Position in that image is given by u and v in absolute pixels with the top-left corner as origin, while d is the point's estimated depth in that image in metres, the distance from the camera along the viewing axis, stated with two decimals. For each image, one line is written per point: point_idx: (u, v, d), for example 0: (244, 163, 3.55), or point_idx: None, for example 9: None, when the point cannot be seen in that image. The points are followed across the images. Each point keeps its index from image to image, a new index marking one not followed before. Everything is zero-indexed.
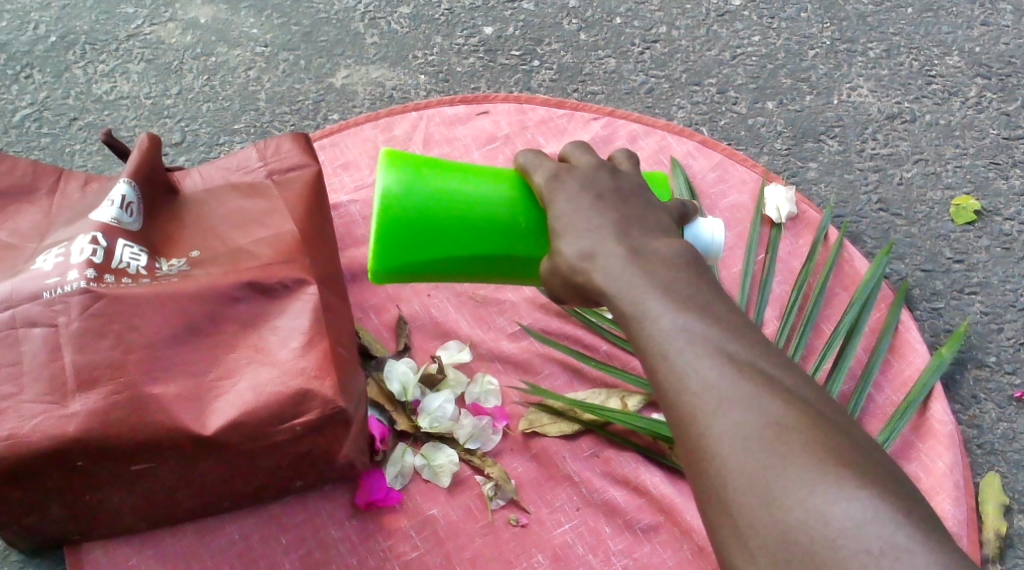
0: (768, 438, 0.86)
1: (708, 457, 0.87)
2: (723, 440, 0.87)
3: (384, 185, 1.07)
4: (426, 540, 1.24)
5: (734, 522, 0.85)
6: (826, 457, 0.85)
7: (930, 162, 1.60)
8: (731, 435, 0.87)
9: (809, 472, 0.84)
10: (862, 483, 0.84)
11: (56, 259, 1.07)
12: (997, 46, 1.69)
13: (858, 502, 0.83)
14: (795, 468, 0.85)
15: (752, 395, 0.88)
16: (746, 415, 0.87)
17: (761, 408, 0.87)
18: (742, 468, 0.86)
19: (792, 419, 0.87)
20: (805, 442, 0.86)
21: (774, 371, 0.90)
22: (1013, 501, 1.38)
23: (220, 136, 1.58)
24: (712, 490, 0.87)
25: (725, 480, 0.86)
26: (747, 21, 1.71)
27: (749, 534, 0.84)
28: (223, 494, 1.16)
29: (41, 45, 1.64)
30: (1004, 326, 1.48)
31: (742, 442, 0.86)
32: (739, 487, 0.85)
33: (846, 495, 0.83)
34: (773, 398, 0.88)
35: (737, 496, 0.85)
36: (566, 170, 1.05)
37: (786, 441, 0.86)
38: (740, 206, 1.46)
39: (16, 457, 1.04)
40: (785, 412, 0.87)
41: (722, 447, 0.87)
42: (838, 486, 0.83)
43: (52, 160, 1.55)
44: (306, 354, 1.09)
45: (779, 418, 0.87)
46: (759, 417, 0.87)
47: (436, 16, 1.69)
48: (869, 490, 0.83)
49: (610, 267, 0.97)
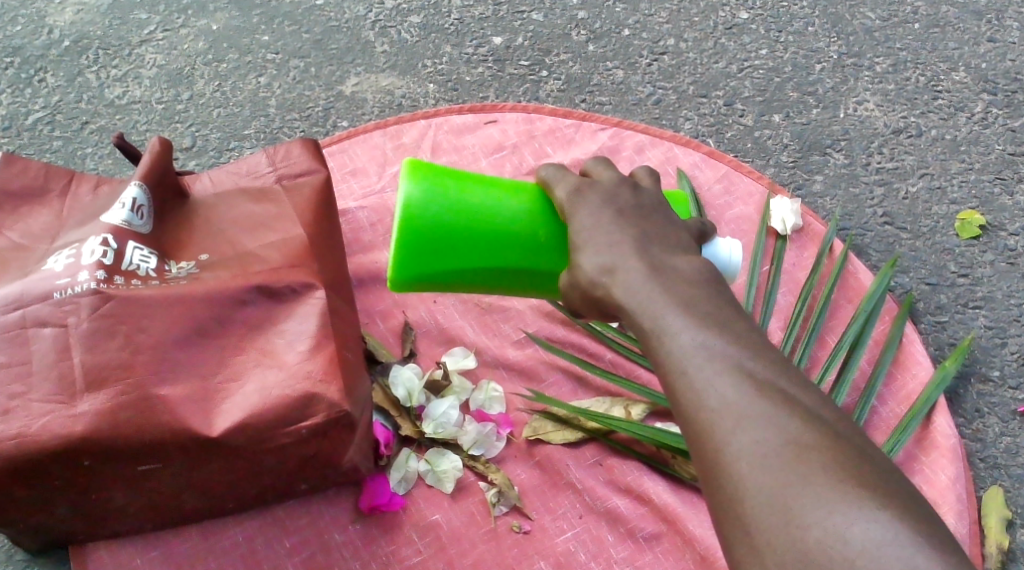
0: (787, 456, 0.87)
1: (725, 474, 0.88)
2: (741, 458, 0.87)
3: (405, 194, 1.08)
4: (429, 545, 1.25)
5: (751, 539, 0.86)
6: (845, 477, 0.85)
7: (937, 176, 1.61)
8: (749, 452, 0.87)
9: (827, 492, 0.85)
10: (883, 503, 0.84)
11: (67, 260, 1.09)
12: (1004, 62, 1.70)
13: (877, 523, 0.83)
14: (814, 487, 0.85)
15: (771, 413, 0.88)
16: (765, 432, 0.88)
17: (780, 426, 0.88)
18: (762, 487, 0.86)
19: (811, 438, 0.87)
20: (823, 462, 0.86)
21: (794, 390, 0.90)
22: (1015, 515, 1.38)
23: (230, 141, 1.59)
24: (729, 507, 0.87)
25: (743, 497, 0.87)
26: (754, 35, 1.72)
27: (765, 551, 0.85)
28: (227, 496, 1.17)
29: (54, 50, 1.65)
30: (1008, 340, 1.49)
31: (761, 460, 0.87)
32: (757, 504, 0.86)
33: (865, 515, 0.83)
34: (792, 417, 0.88)
35: (754, 512, 0.86)
36: (587, 184, 1.06)
37: (804, 460, 0.86)
38: (746, 217, 1.46)
39: (24, 456, 1.05)
40: (804, 431, 0.88)
41: (740, 465, 0.87)
42: (857, 506, 0.84)
43: (64, 163, 1.56)
44: (313, 357, 1.10)
45: (798, 436, 0.87)
46: (777, 435, 0.87)
47: (446, 26, 1.70)
48: (889, 509, 0.84)
49: (630, 282, 0.97)
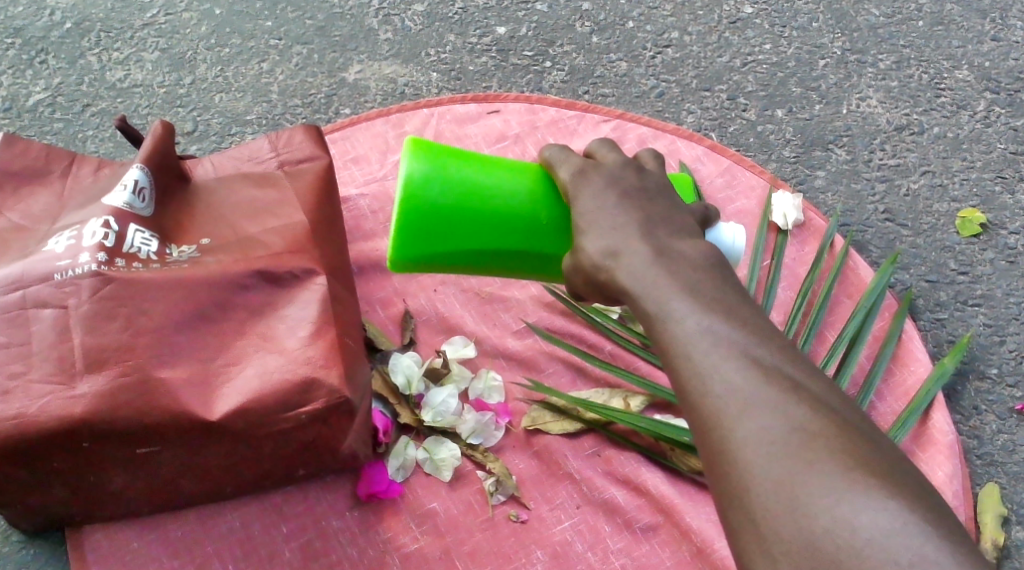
0: (794, 443, 0.87)
1: (731, 460, 0.88)
2: (747, 445, 0.87)
3: (407, 171, 1.08)
4: (426, 533, 1.25)
5: (757, 526, 0.86)
6: (853, 465, 0.85)
7: (938, 173, 1.61)
8: (755, 439, 0.87)
9: (835, 480, 0.85)
10: (891, 493, 0.84)
11: (68, 241, 1.08)
12: (1007, 61, 1.70)
13: (885, 512, 0.83)
14: (822, 475, 0.85)
15: (777, 400, 0.88)
16: (770, 419, 0.88)
17: (786, 413, 0.88)
18: (768, 474, 0.86)
19: (818, 425, 0.87)
20: (831, 450, 0.86)
21: (800, 377, 0.90)
22: (1011, 512, 1.38)
23: (232, 126, 1.59)
24: (735, 495, 0.87)
25: (748, 484, 0.87)
26: (758, 29, 1.72)
27: (771, 539, 0.85)
28: (225, 481, 1.17)
29: (56, 31, 1.64)
30: (1006, 338, 1.49)
31: (767, 447, 0.87)
32: (763, 492, 0.86)
33: (873, 505, 0.83)
34: (799, 404, 0.88)
35: (760, 500, 0.86)
36: (591, 166, 1.06)
37: (811, 448, 0.86)
38: (748, 212, 1.46)
39: (23, 436, 1.05)
40: (811, 418, 0.88)
41: (746, 452, 0.87)
42: (866, 495, 0.84)
43: (64, 145, 1.56)
44: (314, 343, 1.10)
45: (804, 423, 0.87)
46: (783, 422, 0.87)
47: (450, 14, 1.70)
48: (897, 500, 0.84)
49: (634, 266, 0.97)
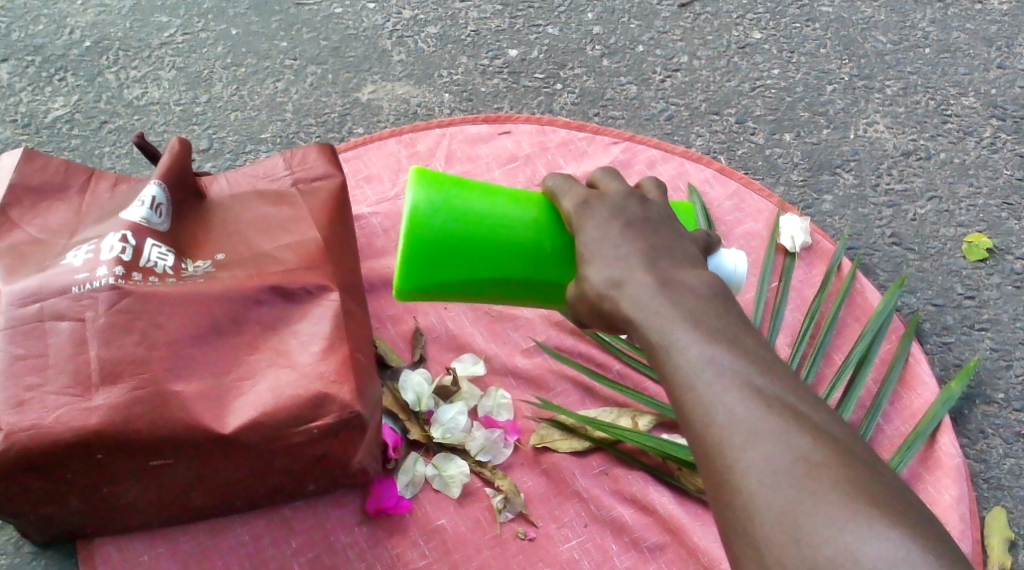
0: (798, 473, 0.87)
1: (735, 490, 0.89)
2: (750, 474, 0.88)
3: (412, 200, 1.09)
4: (434, 549, 1.26)
5: (761, 557, 0.86)
6: (856, 495, 0.86)
7: (945, 199, 1.62)
8: (759, 468, 0.88)
9: (838, 510, 0.86)
10: (893, 524, 0.85)
11: (86, 255, 1.10)
12: (1013, 89, 1.72)
13: (889, 543, 0.84)
14: (825, 505, 0.86)
15: (781, 429, 0.89)
16: (774, 449, 0.89)
17: (790, 443, 0.89)
18: (772, 503, 0.87)
19: (821, 455, 0.88)
20: (834, 480, 0.87)
21: (803, 407, 0.91)
22: (1018, 536, 1.39)
23: (247, 144, 1.61)
24: (739, 524, 0.88)
25: (752, 513, 0.87)
26: (767, 55, 1.74)
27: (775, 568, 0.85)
28: (235, 495, 1.18)
29: (75, 50, 1.67)
30: (1013, 363, 1.50)
31: (770, 477, 0.88)
32: (767, 522, 0.87)
33: (876, 535, 0.84)
34: (802, 434, 0.89)
35: (765, 529, 0.87)
36: (595, 196, 1.07)
37: (815, 477, 0.87)
38: (755, 234, 1.48)
39: (37, 448, 1.06)
40: (814, 448, 0.89)
41: (750, 481, 0.88)
42: (869, 525, 0.85)
43: (82, 161, 1.58)
44: (326, 358, 1.11)
45: (807, 453, 0.88)
46: (787, 452, 0.88)
47: (462, 37, 1.72)
48: (900, 530, 0.84)
49: (638, 295, 0.98)
